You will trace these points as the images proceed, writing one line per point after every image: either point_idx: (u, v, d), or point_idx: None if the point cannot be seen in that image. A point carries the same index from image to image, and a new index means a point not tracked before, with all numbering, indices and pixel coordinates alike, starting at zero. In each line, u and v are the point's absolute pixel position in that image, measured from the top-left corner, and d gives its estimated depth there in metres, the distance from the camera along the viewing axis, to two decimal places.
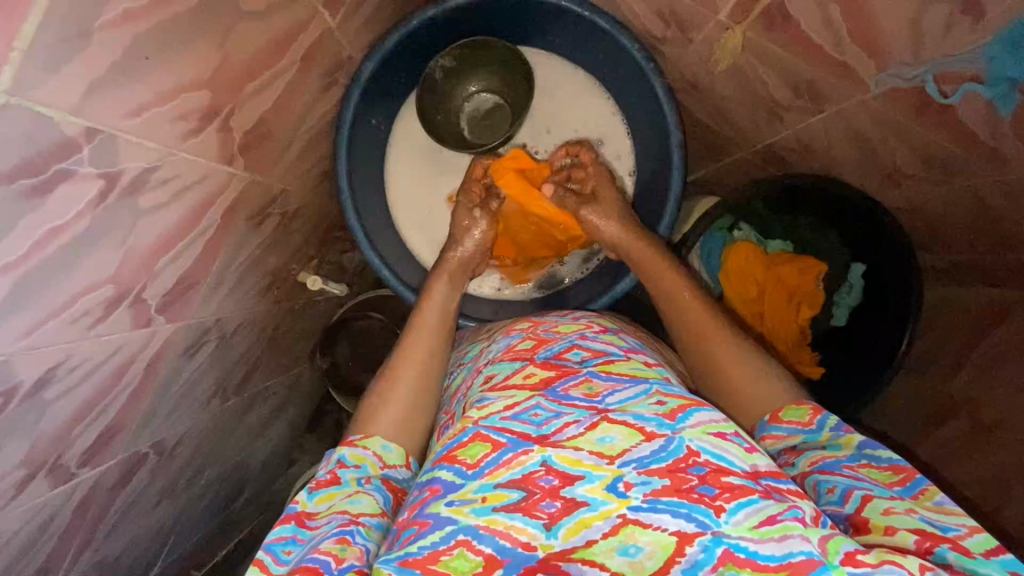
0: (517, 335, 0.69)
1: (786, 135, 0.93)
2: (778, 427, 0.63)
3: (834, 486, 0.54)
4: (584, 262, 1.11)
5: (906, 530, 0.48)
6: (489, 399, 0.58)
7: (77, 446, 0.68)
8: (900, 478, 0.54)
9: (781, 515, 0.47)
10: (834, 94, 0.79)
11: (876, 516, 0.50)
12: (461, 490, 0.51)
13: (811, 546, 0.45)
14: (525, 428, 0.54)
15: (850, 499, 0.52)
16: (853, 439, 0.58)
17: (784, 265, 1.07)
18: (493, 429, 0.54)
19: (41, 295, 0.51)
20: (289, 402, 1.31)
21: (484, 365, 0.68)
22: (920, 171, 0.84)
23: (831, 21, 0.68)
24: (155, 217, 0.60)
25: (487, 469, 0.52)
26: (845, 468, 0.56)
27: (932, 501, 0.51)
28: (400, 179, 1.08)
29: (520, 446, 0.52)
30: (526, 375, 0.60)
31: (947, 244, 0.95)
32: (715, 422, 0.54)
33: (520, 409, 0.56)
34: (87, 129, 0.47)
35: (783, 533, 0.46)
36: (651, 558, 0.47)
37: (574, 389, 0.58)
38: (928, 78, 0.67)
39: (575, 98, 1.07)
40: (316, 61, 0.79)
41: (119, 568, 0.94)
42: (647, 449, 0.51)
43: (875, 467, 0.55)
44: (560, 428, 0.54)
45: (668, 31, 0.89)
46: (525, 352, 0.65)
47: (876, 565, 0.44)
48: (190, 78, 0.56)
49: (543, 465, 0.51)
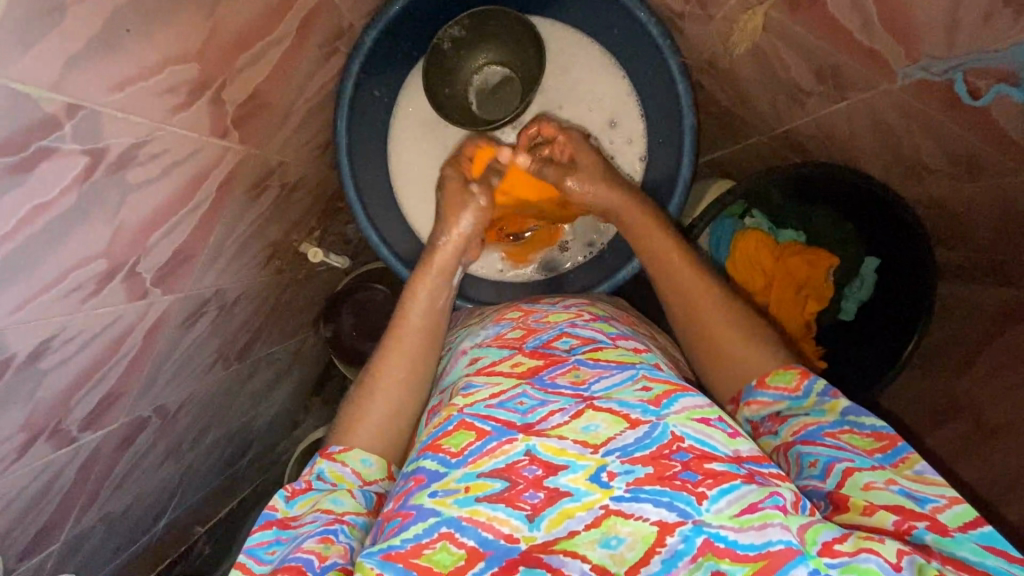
0: (506, 324, 0.68)
1: (807, 121, 0.88)
2: (764, 393, 0.63)
3: (816, 460, 0.54)
4: (586, 246, 1.06)
5: (885, 509, 0.48)
6: (475, 386, 0.58)
7: (77, 411, 0.69)
8: (879, 446, 0.54)
9: (761, 503, 0.46)
10: (858, 82, 0.74)
11: (855, 493, 0.50)
12: (444, 479, 0.51)
13: (790, 535, 0.45)
14: (510, 416, 0.53)
15: (831, 474, 0.53)
16: (838, 405, 0.58)
17: (794, 257, 1.04)
18: (477, 417, 0.54)
19: (30, 271, 0.51)
20: (293, 369, 1.33)
21: (474, 349, 0.67)
22: (944, 166, 0.80)
23: (860, 3, 0.64)
24: (146, 192, 0.59)
25: (470, 458, 0.51)
26: (827, 436, 0.56)
27: (912, 470, 0.51)
28: (404, 155, 1.03)
29: (503, 434, 0.52)
30: (514, 363, 0.60)
31: (966, 239, 0.90)
32: (699, 407, 0.53)
33: (506, 398, 0.55)
34: (69, 105, 0.46)
35: (763, 521, 0.45)
36: (632, 549, 0.46)
37: (561, 376, 0.57)
38: (958, 76, 0.63)
39: (590, 75, 1.01)
40: (314, 30, 0.76)
41: (127, 521, 0.99)
42: (632, 436, 0.51)
43: (857, 433, 0.55)
44: (545, 416, 0.53)
45: (687, 5, 0.83)
46: (514, 341, 0.64)
47: (853, 553, 0.44)
48: (176, 51, 0.54)
49: (526, 455, 0.50)
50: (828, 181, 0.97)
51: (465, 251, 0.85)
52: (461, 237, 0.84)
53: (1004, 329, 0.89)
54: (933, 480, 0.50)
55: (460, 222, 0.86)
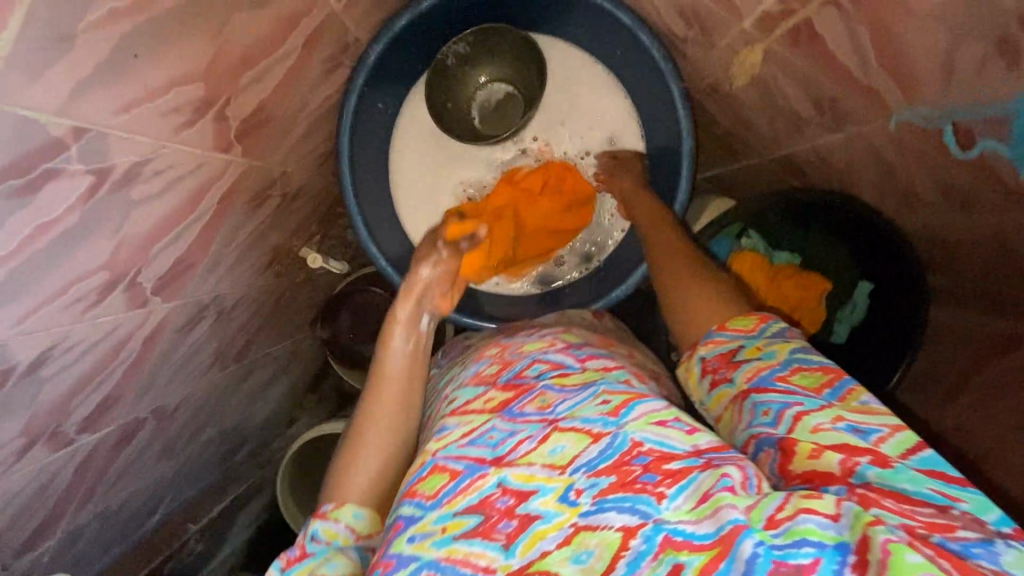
0: (485, 360, 0.69)
1: (805, 147, 0.89)
2: (721, 334, 0.61)
3: (768, 408, 0.52)
4: (583, 262, 1.07)
5: (831, 450, 0.48)
6: (448, 428, 0.59)
7: (76, 415, 0.71)
8: (826, 381, 0.53)
9: (713, 488, 0.47)
10: (856, 116, 0.75)
11: (805, 437, 0.49)
12: (420, 522, 0.52)
13: (737, 513, 0.45)
14: (481, 451, 0.55)
15: (783, 420, 0.51)
16: (786, 346, 0.57)
17: (787, 281, 1.07)
18: (450, 458, 0.55)
19: (34, 285, 0.52)
20: (289, 368, 1.34)
21: (451, 390, 0.68)
22: (938, 200, 0.81)
23: (860, 44, 0.65)
24: (148, 207, 0.60)
25: (445, 499, 0.53)
26: (778, 380, 0.54)
27: (858, 401, 0.51)
28: (405, 167, 1.04)
29: (475, 471, 0.53)
30: (487, 399, 0.61)
31: (957, 267, 0.91)
32: (657, 410, 0.54)
33: (476, 434, 0.57)
34: (75, 128, 0.47)
35: (715, 507, 0.46)
36: (601, 559, 0.47)
37: (529, 405, 0.58)
38: (948, 127, 0.66)
39: (592, 93, 1.02)
40: (319, 44, 0.76)
41: (121, 517, 1.01)
42: (595, 450, 0.52)
43: (806, 370, 0.54)
44: (514, 447, 0.54)
45: (690, 32, 0.84)
46: (489, 376, 0.64)
47: (793, 517, 0.43)
48: (182, 73, 0.55)
49: (498, 487, 0.52)
50: (823, 207, 0.98)
51: (430, 297, 0.79)
52: (424, 284, 0.80)
53: (990, 360, 0.89)
54: (877, 410, 0.50)
55: (420, 270, 0.81)
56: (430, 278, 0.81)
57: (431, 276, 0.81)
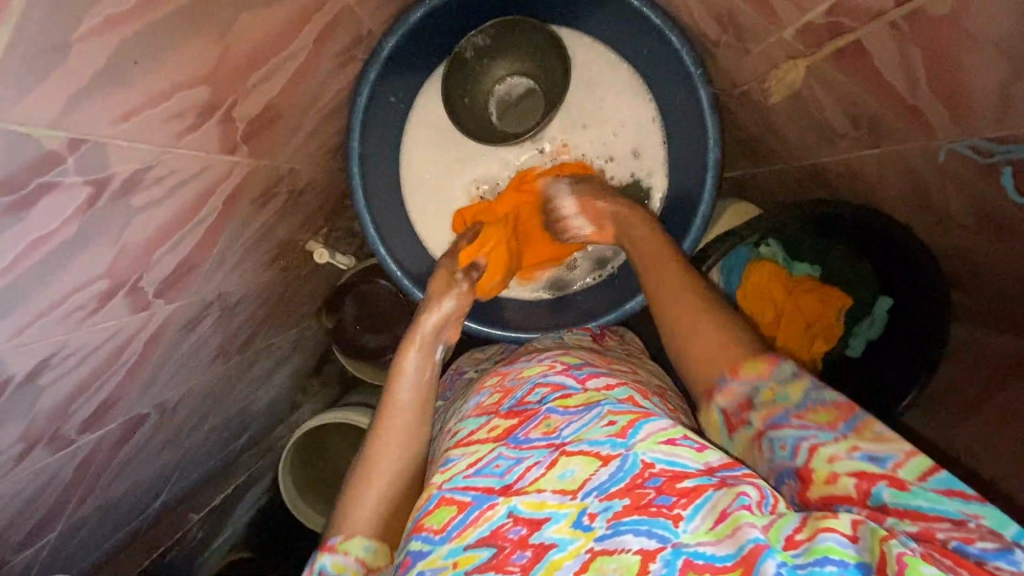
0: (486, 391, 0.67)
1: (834, 160, 0.85)
2: (735, 381, 0.56)
3: (783, 442, 0.51)
4: (596, 267, 1.04)
5: (846, 475, 0.46)
6: (452, 460, 0.58)
7: (76, 417, 0.69)
8: (841, 415, 0.50)
9: (731, 507, 0.45)
10: (895, 135, 0.71)
11: (821, 466, 0.48)
12: (430, 557, 0.50)
13: (757, 532, 0.43)
14: (489, 481, 0.53)
15: (798, 453, 0.49)
16: (801, 384, 0.54)
17: (805, 295, 1.02)
18: (457, 490, 0.53)
19: (30, 297, 0.50)
20: (293, 356, 1.33)
21: (454, 424, 0.66)
22: (973, 224, 0.77)
23: (909, 64, 0.60)
24: (150, 213, 0.58)
25: (454, 532, 0.51)
26: (792, 416, 0.52)
27: (873, 432, 0.48)
28: (416, 163, 1.00)
29: (484, 501, 0.51)
30: (491, 428, 0.59)
31: (981, 286, 0.88)
32: (664, 429, 0.52)
33: (482, 464, 0.55)
34: (70, 141, 0.44)
35: (733, 526, 0.43)
36: None
37: (534, 430, 0.56)
38: (1005, 168, 0.63)
39: (615, 94, 0.97)
40: (332, 38, 0.72)
41: (123, 506, 1.00)
42: (605, 473, 0.50)
43: (820, 407, 0.51)
44: (522, 474, 0.52)
45: (724, 36, 0.80)
46: (491, 406, 0.63)
47: (811, 536, 0.42)
48: (186, 77, 0.51)
49: (509, 516, 0.50)
50: (849, 220, 0.94)
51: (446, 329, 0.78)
52: (441, 314, 0.78)
53: (1011, 381, 0.88)
54: (891, 437, 0.48)
55: (442, 303, 0.80)
56: (452, 309, 0.79)
57: (454, 308, 0.79)
